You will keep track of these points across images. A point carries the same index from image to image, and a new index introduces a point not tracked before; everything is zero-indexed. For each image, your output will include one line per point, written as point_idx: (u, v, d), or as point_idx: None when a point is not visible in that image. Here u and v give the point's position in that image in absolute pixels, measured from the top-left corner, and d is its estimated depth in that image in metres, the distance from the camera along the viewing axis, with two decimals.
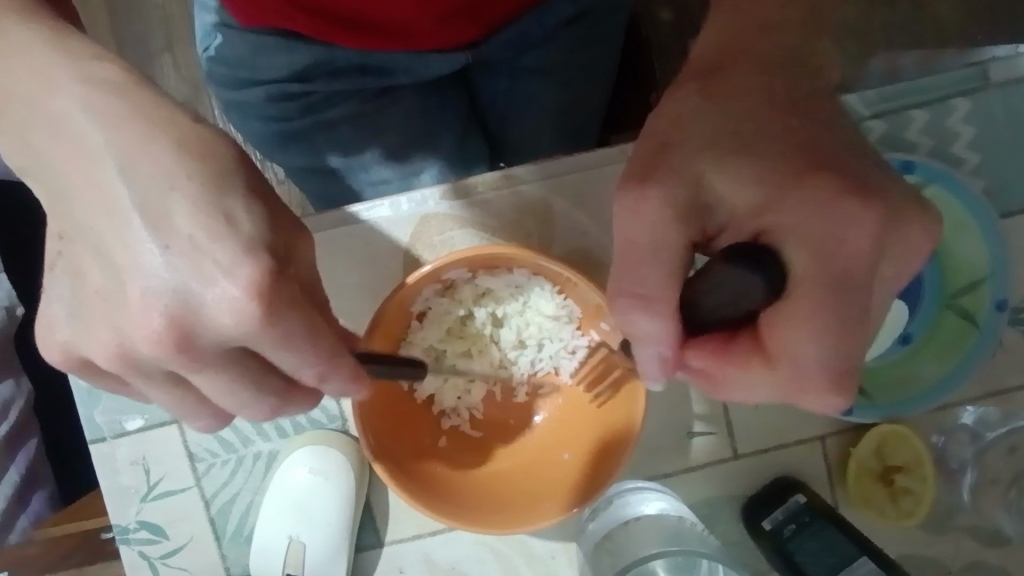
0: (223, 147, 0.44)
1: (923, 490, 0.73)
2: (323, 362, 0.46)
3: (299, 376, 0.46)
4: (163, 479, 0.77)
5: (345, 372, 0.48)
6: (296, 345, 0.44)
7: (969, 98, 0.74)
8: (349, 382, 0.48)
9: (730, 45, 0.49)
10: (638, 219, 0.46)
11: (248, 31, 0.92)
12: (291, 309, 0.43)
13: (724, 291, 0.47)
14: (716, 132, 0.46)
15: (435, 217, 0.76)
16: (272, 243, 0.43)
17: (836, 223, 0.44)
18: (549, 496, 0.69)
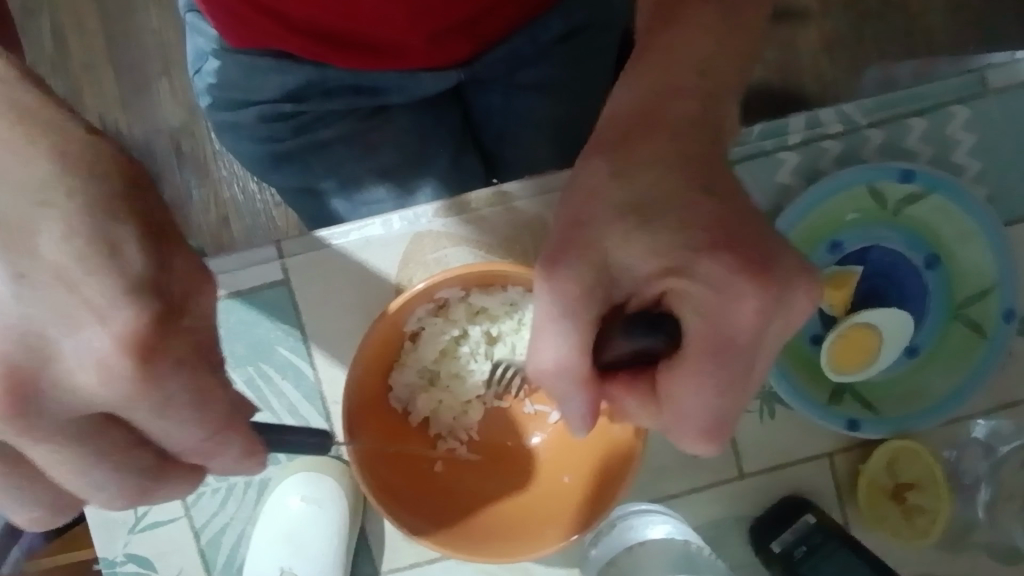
0: (121, 151, 0.36)
1: (938, 506, 0.70)
2: (215, 428, 0.40)
3: (178, 448, 0.41)
4: (152, 509, 0.74)
5: (237, 448, 0.43)
6: (179, 416, 0.38)
7: (968, 105, 0.73)
8: (238, 457, 0.44)
9: (649, 104, 0.49)
10: (555, 296, 0.48)
11: (239, 53, 0.92)
12: (176, 366, 0.37)
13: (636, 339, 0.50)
14: (626, 204, 0.47)
15: (429, 235, 0.74)
16: (163, 285, 0.35)
17: (723, 299, 0.46)
18: (546, 519, 0.67)
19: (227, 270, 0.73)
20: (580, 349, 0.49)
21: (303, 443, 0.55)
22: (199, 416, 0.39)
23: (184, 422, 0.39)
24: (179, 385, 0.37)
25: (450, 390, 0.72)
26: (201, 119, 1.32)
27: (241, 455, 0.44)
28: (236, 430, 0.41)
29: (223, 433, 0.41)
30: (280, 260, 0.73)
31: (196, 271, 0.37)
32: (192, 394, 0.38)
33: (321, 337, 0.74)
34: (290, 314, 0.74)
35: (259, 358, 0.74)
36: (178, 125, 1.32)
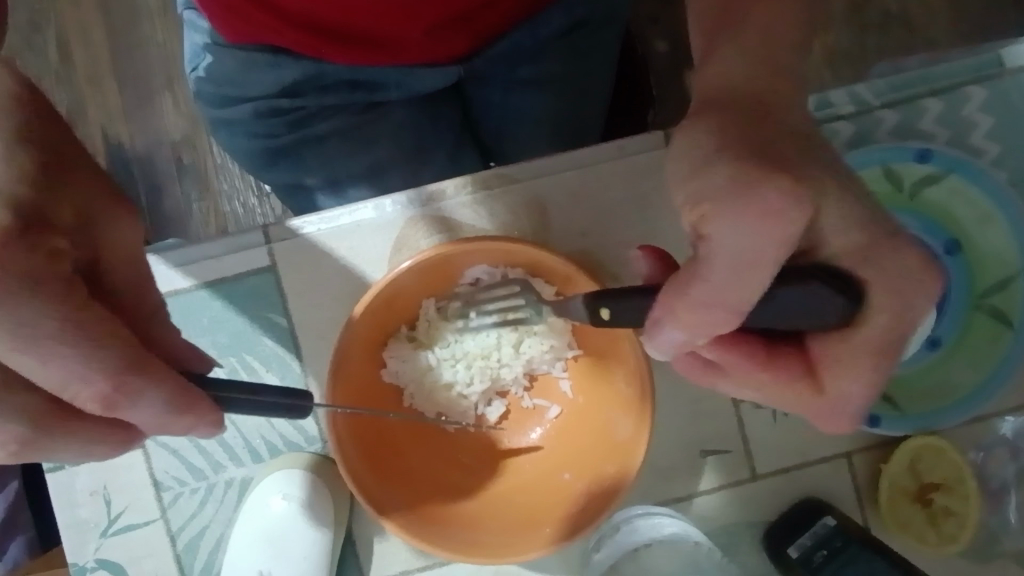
0: (38, 100, 0.43)
1: (965, 510, 0.65)
2: (120, 370, 0.40)
3: (78, 399, 0.40)
4: (125, 511, 0.70)
5: (150, 397, 0.42)
6: (58, 353, 0.39)
7: (985, 86, 0.70)
8: (154, 410, 0.42)
9: (761, 86, 0.48)
10: (750, 233, 0.43)
11: (236, 48, 0.90)
12: (33, 282, 0.38)
13: (811, 315, 0.47)
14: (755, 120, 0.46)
15: (423, 220, 0.70)
16: (29, 203, 0.40)
17: (918, 292, 0.47)
18: (546, 518, 0.62)
19: (209, 257, 0.69)
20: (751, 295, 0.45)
21: (267, 405, 0.48)
22: (84, 352, 0.39)
23: (70, 359, 0.39)
24: (43, 308, 0.38)
25: (443, 381, 0.67)
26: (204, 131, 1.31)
27: (168, 405, 0.43)
28: (143, 371, 0.41)
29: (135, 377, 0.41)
30: (267, 246, 0.70)
31: (113, 208, 0.43)
32: (69, 323, 0.39)
33: (308, 330, 0.70)
34: (277, 303, 0.70)
35: (243, 350, 0.70)
36: (180, 137, 1.30)
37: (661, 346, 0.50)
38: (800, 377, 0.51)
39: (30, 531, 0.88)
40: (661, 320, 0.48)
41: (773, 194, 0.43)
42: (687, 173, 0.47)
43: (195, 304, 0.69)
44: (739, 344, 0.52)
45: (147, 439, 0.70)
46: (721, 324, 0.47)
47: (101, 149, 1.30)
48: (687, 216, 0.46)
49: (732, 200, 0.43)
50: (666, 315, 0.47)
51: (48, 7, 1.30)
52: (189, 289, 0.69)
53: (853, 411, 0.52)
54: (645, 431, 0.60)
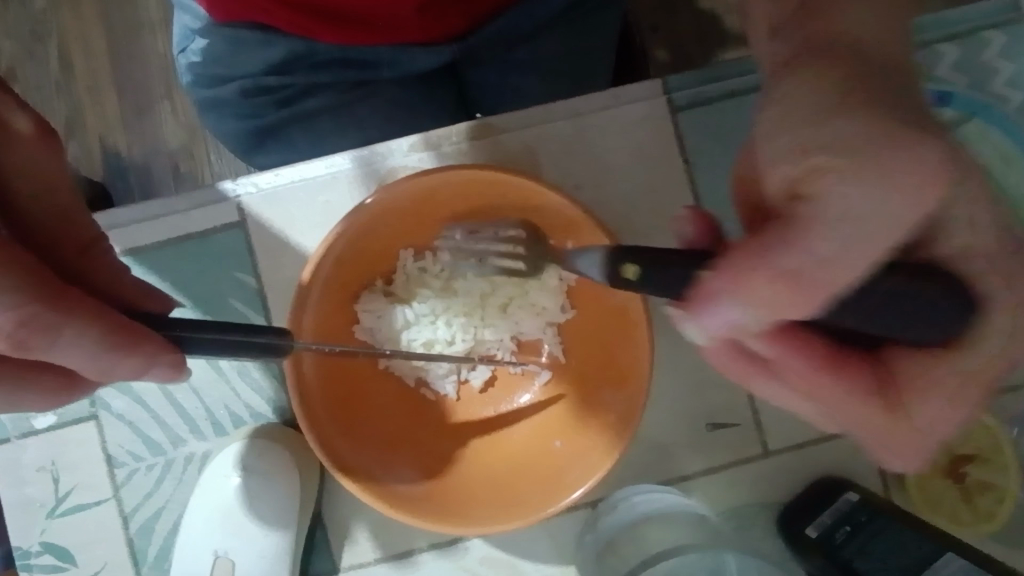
0: None
1: (1005, 483, 0.59)
2: (24, 305, 0.35)
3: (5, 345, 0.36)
4: (75, 490, 0.64)
5: (84, 343, 0.37)
6: None
7: (1005, 31, 0.65)
8: (90, 357, 0.37)
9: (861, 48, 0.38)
10: (870, 200, 0.36)
11: (223, 26, 0.86)
12: None
13: (934, 321, 0.38)
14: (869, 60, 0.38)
15: (403, 172, 0.65)
16: None
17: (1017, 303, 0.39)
18: (533, 487, 0.56)
19: (175, 212, 0.64)
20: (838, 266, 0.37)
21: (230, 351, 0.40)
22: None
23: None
24: None
25: (423, 342, 0.62)
26: (203, 140, 1.17)
27: (97, 347, 0.37)
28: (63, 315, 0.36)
29: (45, 315, 0.35)
30: (236, 200, 0.65)
31: (11, 128, 0.37)
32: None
33: (278, 293, 0.65)
34: (246, 261, 0.65)
35: (208, 312, 0.65)
36: (177, 147, 1.16)
37: (709, 329, 0.40)
38: (874, 392, 0.42)
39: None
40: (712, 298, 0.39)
41: (910, 154, 0.36)
42: (788, 117, 0.38)
43: (157, 262, 0.64)
44: (802, 339, 0.43)
45: (101, 410, 0.64)
46: (801, 307, 0.38)
47: None
48: (791, 166, 0.38)
49: (868, 157, 0.35)
50: (727, 287, 0.38)
51: None
52: (154, 246, 0.64)
53: (916, 436, 0.44)
54: (643, 388, 0.55)
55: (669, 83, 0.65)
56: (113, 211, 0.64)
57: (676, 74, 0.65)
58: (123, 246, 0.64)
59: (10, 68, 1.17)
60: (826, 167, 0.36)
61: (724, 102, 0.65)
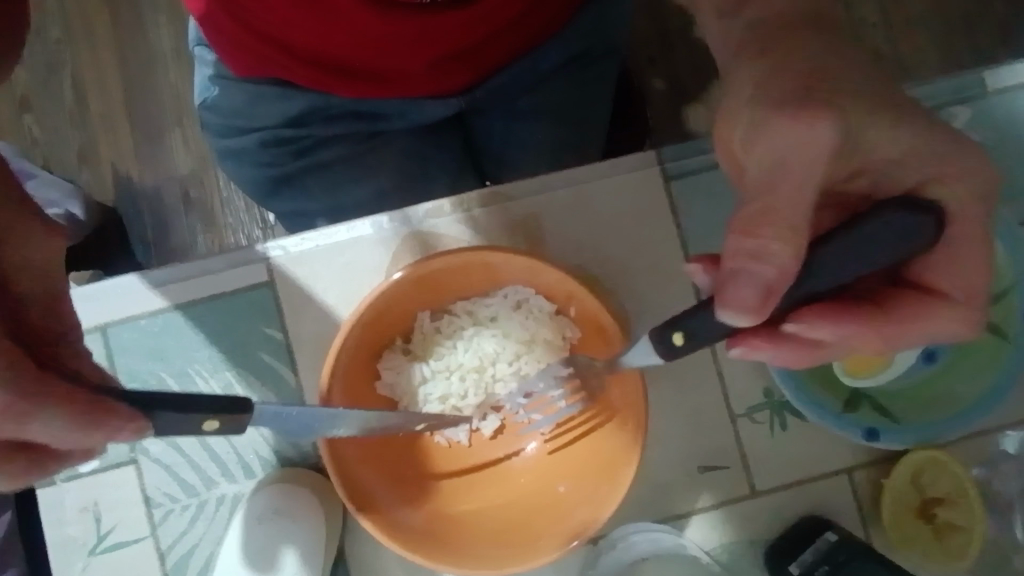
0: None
1: (972, 525, 0.63)
2: (12, 396, 0.43)
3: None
4: (115, 529, 0.69)
5: (62, 416, 0.45)
6: None
7: (969, 105, 0.72)
8: (68, 429, 0.45)
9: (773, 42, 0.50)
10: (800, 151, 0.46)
11: (244, 81, 0.93)
12: None
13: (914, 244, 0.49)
14: (836, 102, 0.47)
15: (418, 237, 0.71)
16: None
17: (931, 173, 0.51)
18: (540, 530, 0.62)
19: (208, 272, 0.70)
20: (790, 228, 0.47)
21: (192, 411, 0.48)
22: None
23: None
24: None
25: (439, 398, 0.67)
26: (212, 166, 1.33)
27: (68, 428, 0.45)
28: (47, 394, 0.44)
29: (28, 405, 0.44)
30: (265, 262, 0.70)
31: (31, 236, 0.50)
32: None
33: (301, 345, 0.70)
34: (273, 317, 0.71)
35: (238, 364, 0.70)
36: (188, 173, 1.32)
37: (741, 304, 0.48)
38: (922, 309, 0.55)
39: None
40: (732, 276, 0.48)
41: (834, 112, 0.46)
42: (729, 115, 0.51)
43: (191, 318, 0.70)
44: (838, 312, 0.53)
45: (140, 454, 0.70)
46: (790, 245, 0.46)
47: (109, 181, 1.32)
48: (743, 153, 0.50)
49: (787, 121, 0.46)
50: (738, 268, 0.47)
51: (61, 43, 1.33)
52: (187, 304, 0.70)
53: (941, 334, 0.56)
54: (639, 436, 0.60)
55: (662, 154, 0.72)
56: (150, 271, 0.70)
57: (669, 146, 0.72)
58: (161, 305, 0.70)
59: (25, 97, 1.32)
60: (761, 151, 0.48)
61: (713, 170, 0.71)
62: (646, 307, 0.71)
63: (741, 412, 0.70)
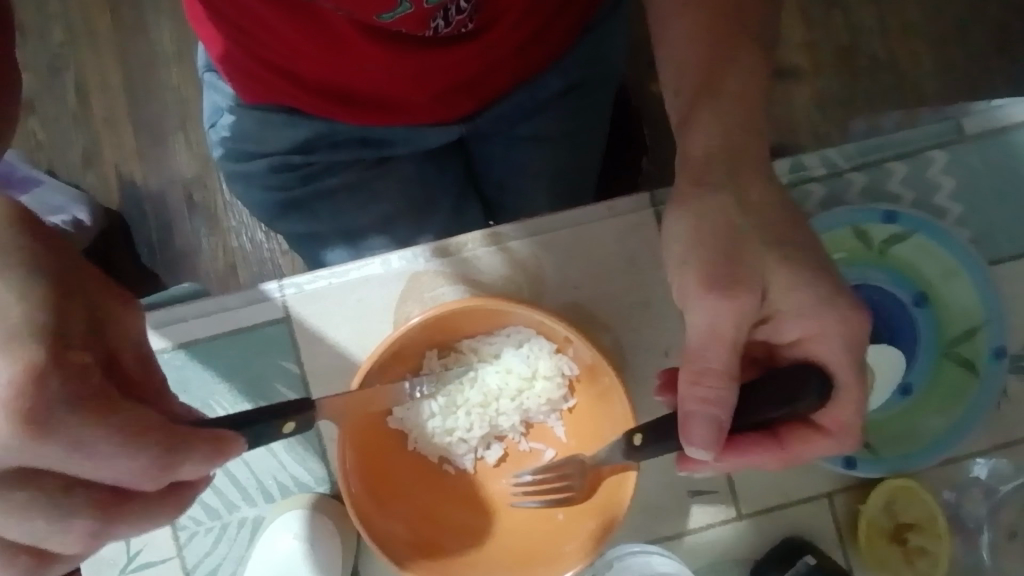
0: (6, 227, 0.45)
1: (938, 549, 0.69)
2: (162, 447, 0.46)
3: (137, 478, 0.46)
4: (143, 549, 0.73)
5: (198, 454, 0.48)
6: (111, 448, 0.43)
7: (947, 150, 0.76)
8: (204, 463, 0.49)
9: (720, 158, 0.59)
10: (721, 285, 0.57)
11: (253, 108, 0.95)
12: (77, 404, 0.42)
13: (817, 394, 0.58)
14: (741, 241, 0.59)
15: (426, 274, 0.76)
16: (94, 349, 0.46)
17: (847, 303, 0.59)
18: (541, 557, 0.67)
19: (228, 308, 0.74)
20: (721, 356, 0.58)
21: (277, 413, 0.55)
22: (132, 442, 0.44)
23: (113, 455, 0.44)
24: (95, 424, 0.43)
25: (445, 425, 0.71)
26: (214, 171, 1.36)
27: (203, 463, 0.49)
28: (184, 442, 0.47)
29: (169, 452, 0.46)
30: (282, 298, 0.75)
31: (115, 315, 0.48)
32: (109, 427, 0.43)
33: (315, 376, 0.75)
34: (290, 351, 0.75)
35: (259, 396, 0.75)
36: (191, 176, 1.35)
37: (704, 440, 0.56)
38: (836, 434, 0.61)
39: None
40: (692, 416, 0.57)
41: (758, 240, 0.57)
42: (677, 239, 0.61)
43: (213, 351, 0.74)
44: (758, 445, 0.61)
45: None
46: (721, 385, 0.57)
47: (114, 186, 1.34)
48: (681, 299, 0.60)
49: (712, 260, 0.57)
50: (686, 405, 0.57)
51: (68, 53, 1.36)
52: (208, 338, 0.74)
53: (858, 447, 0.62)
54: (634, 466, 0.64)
55: (655, 197, 0.76)
56: (172, 307, 0.74)
57: (662, 189, 0.76)
58: (185, 338, 0.74)
59: (31, 100, 1.35)
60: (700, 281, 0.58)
61: None
62: (639, 343, 0.75)
63: None
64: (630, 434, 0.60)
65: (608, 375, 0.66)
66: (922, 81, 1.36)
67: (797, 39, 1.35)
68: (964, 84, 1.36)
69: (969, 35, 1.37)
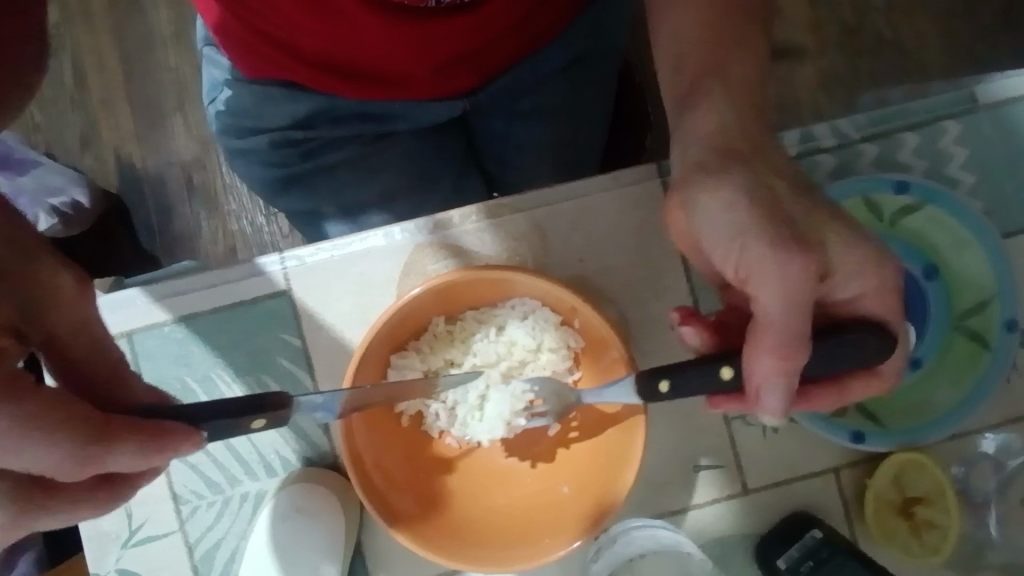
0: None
1: (948, 523, 0.68)
2: (82, 443, 0.44)
3: (58, 471, 0.45)
4: (146, 523, 0.73)
5: (126, 448, 0.46)
6: (29, 441, 0.43)
7: (959, 120, 0.74)
8: (135, 458, 0.47)
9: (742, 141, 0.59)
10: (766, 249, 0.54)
11: (253, 83, 0.94)
12: None
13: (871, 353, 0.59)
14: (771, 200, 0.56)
15: (429, 247, 0.74)
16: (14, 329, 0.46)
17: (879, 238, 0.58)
18: (545, 529, 0.66)
19: (226, 281, 0.73)
20: (790, 302, 0.54)
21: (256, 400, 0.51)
22: (51, 436, 0.43)
23: (27, 445, 0.43)
24: (9, 413, 0.42)
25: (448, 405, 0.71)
26: (214, 152, 1.34)
27: (137, 449, 0.47)
28: (111, 438, 0.46)
29: (96, 441, 0.45)
30: (283, 271, 0.74)
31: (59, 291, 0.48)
32: (25, 419, 0.42)
33: (319, 350, 0.74)
34: (291, 324, 0.74)
35: (260, 369, 0.74)
36: (191, 158, 1.33)
37: (775, 408, 0.59)
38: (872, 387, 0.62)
39: (39, 546, 0.96)
40: (762, 390, 0.58)
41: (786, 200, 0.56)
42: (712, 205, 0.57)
43: (213, 325, 0.73)
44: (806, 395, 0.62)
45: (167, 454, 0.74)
46: (796, 351, 0.56)
47: (112, 168, 1.33)
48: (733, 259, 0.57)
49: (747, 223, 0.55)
50: (759, 379, 0.58)
51: (63, 33, 1.34)
52: (208, 311, 0.73)
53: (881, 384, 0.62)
54: (643, 418, 0.64)
55: (663, 168, 0.74)
56: (169, 281, 0.73)
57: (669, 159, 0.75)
58: (184, 312, 0.73)
59: None
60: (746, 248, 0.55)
61: None
62: (646, 317, 0.74)
63: (735, 415, 0.74)
64: (656, 383, 0.60)
65: (615, 344, 0.65)
66: (929, 57, 1.34)
67: (803, 15, 1.33)
68: (972, 61, 1.34)
69: (976, 11, 1.34)
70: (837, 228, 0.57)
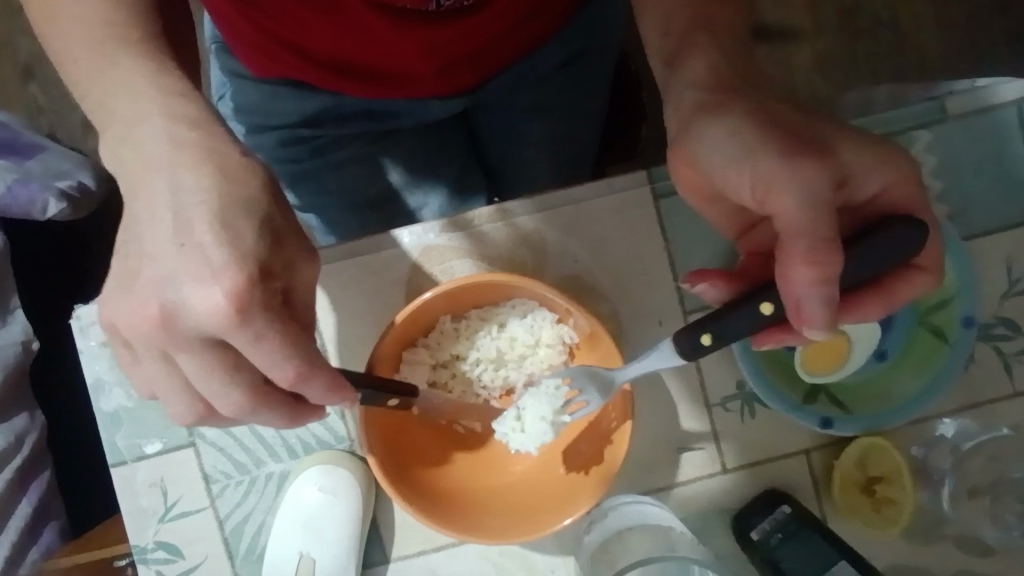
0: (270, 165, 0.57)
1: (904, 500, 0.76)
2: (305, 368, 0.55)
3: (279, 379, 0.55)
4: (180, 500, 0.80)
5: (326, 382, 0.56)
6: (266, 348, 0.53)
7: (929, 130, 0.80)
8: (331, 391, 0.57)
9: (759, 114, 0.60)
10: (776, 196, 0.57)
11: (261, 81, 0.98)
12: (257, 311, 0.52)
13: (904, 249, 0.60)
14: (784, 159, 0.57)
15: (436, 248, 0.80)
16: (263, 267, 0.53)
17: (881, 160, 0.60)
18: (543, 507, 0.74)
19: None
20: (803, 212, 0.57)
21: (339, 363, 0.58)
22: (286, 352, 0.53)
23: (272, 354, 0.53)
24: (263, 327, 0.52)
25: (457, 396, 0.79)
26: None
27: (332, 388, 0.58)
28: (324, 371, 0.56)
29: (310, 372, 0.55)
30: None
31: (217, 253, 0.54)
32: (278, 336, 0.53)
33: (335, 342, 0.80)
34: None
35: None
36: None
37: (819, 318, 0.58)
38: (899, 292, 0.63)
39: (62, 517, 1.03)
40: (805, 299, 0.58)
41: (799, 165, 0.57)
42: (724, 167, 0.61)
43: None
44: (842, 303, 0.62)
45: (198, 438, 0.81)
46: (828, 252, 0.56)
47: None
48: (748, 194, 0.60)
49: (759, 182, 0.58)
50: (795, 291, 0.58)
51: None
52: None
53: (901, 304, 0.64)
54: (629, 425, 0.71)
55: (654, 174, 0.80)
56: None
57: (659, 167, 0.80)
58: None
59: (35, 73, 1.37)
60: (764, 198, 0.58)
61: None
62: (636, 311, 0.80)
63: (716, 402, 0.81)
64: (699, 336, 0.64)
65: (603, 336, 0.72)
66: (923, 41, 1.37)
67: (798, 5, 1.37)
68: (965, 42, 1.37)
69: None
70: (838, 163, 0.59)
